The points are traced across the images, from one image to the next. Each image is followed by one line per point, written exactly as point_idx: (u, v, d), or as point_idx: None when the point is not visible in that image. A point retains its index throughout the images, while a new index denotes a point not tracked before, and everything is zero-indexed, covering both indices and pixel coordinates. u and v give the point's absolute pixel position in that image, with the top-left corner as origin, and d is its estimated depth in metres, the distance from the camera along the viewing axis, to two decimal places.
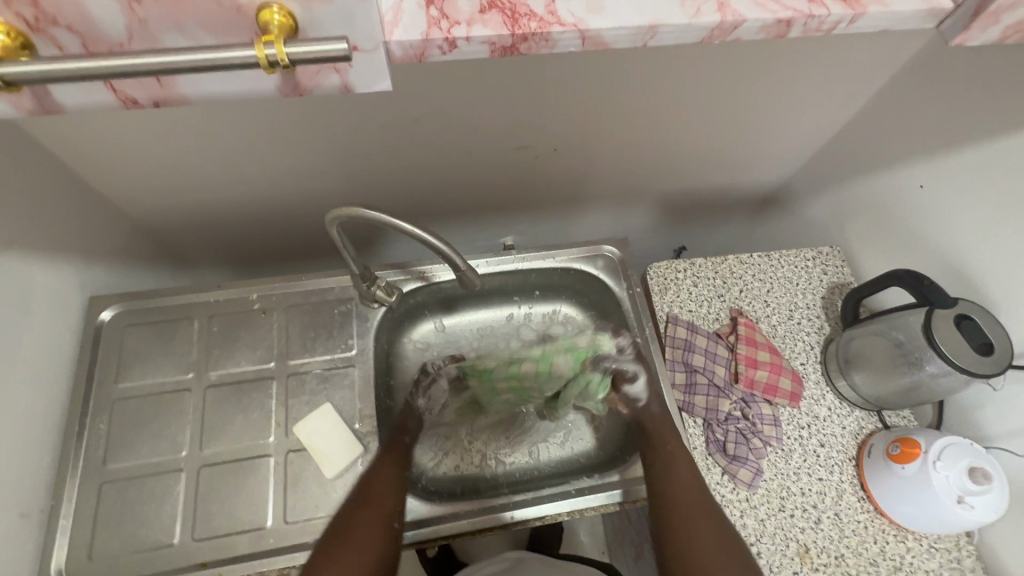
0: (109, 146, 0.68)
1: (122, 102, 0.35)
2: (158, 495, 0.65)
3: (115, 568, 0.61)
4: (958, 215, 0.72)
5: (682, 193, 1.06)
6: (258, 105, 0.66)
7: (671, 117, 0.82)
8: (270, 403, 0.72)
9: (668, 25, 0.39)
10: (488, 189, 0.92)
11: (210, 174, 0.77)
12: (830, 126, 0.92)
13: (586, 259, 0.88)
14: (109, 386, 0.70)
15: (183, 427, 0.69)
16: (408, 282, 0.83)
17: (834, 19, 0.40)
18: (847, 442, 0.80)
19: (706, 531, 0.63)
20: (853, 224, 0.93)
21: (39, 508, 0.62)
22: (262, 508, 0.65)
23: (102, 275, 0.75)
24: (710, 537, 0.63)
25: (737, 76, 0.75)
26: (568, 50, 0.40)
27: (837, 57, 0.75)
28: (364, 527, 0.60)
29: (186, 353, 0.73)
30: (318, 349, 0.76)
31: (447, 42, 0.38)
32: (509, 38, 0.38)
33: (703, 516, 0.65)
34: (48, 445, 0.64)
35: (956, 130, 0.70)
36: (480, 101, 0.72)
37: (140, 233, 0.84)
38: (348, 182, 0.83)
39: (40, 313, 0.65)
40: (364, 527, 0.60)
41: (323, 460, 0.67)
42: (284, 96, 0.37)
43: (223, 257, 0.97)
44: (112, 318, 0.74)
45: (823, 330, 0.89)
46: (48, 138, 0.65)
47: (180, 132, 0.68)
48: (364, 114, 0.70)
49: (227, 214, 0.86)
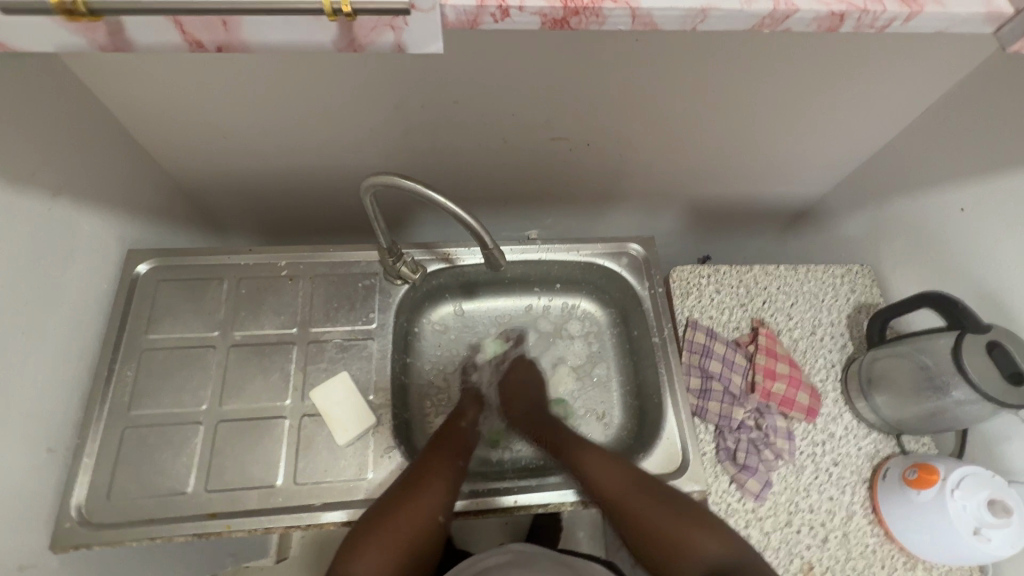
0: (158, 105, 0.71)
1: (188, 45, 0.35)
2: (177, 444, 0.67)
3: (129, 508, 0.63)
4: (999, 240, 0.70)
5: (713, 200, 1.05)
6: (303, 77, 0.68)
7: (708, 119, 0.81)
8: (290, 366, 0.73)
9: (719, 10, 0.37)
10: (519, 178, 0.93)
11: (252, 142, 0.79)
12: (871, 142, 0.90)
13: (610, 255, 0.88)
14: (140, 336, 0.73)
15: (206, 382, 0.71)
16: (432, 262, 0.84)
17: (889, 16, 0.38)
18: (861, 463, 0.79)
19: (663, 523, 0.66)
20: (888, 243, 0.91)
21: (65, 445, 0.65)
22: (273, 467, 0.67)
23: (140, 229, 0.78)
24: (667, 521, 0.66)
25: (779, 81, 0.74)
26: (617, 28, 0.38)
27: (884, 69, 0.74)
28: (408, 517, 0.64)
29: (213, 311, 0.76)
30: (340, 319, 0.77)
31: (501, 9, 0.36)
32: (561, 10, 0.36)
33: (646, 502, 0.67)
34: (78, 386, 0.67)
35: (1005, 152, 0.68)
36: (518, 88, 0.72)
37: (180, 194, 0.87)
38: (383, 160, 0.85)
39: (82, 259, 0.67)
40: (406, 520, 0.64)
41: (337, 426, 0.69)
42: (339, 51, 0.36)
43: (257, 225, 0.99)
44: (147, 271, 0.77)
45: (846, 349, 0.87)
46: (104, 92, 0.67)
47: (229, 97, 0.70)
48: (405, 93, 0.72)
49: (264, 183, 0.88)
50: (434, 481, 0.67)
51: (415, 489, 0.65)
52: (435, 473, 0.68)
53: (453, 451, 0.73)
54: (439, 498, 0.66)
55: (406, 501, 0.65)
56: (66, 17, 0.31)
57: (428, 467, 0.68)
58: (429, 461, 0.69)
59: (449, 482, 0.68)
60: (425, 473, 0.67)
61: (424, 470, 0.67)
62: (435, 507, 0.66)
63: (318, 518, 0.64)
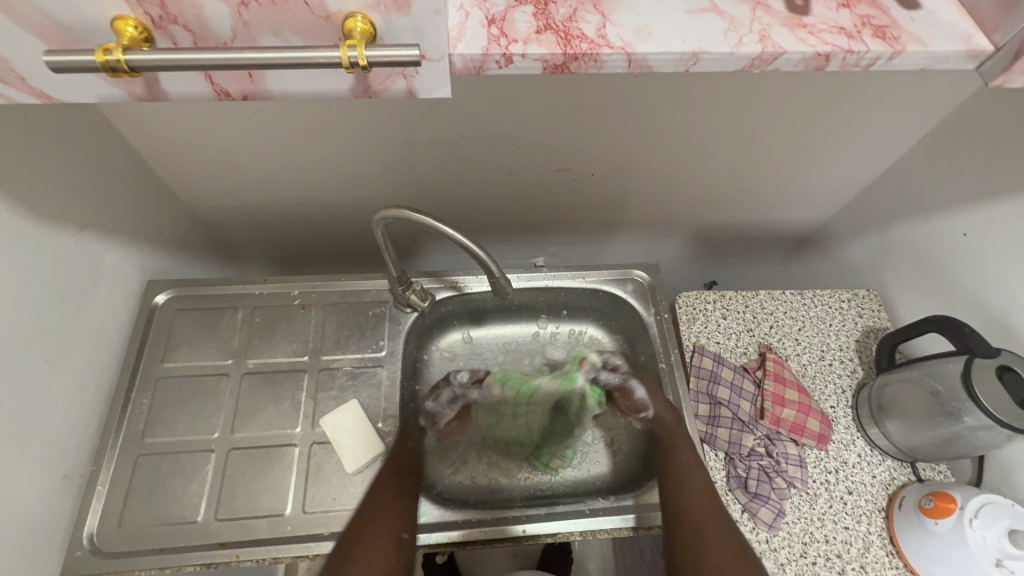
0: (180, 146, 0.74)
1: (216, 94, 0.38)
2: (189, 472, 0.68)
3: (141, 537, 0.64)
4: (1004, 264, 0.70)
5: (718, 226, 1.06)
6: (318, 118, 0.72)
7: (708, 149, 0.83)
8: (301, 395, 0.74)
9: (710, 53, 0.39)
10: (525, 209, 0.95)
11: (268, 178, 0.82)
12: (870, 169, 0.92)
13: (615, 281, 0.90)
14: (157, 364, 0.75)
15: (218, 410, 0.72)
16: (440, 290, 0.86)
17: (873, 56, 0.40)
18: (876, 492, 0.77)
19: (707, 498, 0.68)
20: (893, 268, 0.91)
21: (80, 473, 0.66)
22: (282, 495, 0.67)
23: (159, 261, 0.81)
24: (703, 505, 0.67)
25: (776, 112, 0.77)
26: (614, 72, 0.41)
27: (878, 99, 0.76)
28: (368, 554, 0.58)
29: (228, 340, 0.77)
30: (350, 346, 0.79)
31: (505, 57, 0.39)
32: (562, 57, 0.39)
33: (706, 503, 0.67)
34: (95, 413, 0.68)
35: (1002, 179, 0.69)
36: (523, 123, 0.75)
37: (198, 227, 0.90)
38: (393, 193, 0.88)
39: (104, 290, 0.70)
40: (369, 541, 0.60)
41: (346, 454, 0.69)
42: (355, 97, 0.39)
43: (272, 256, 1.02)
44: (165, 301, 0.79)
45: (856, 374, 0.86)
46: (130, 134, 0.71)
47: (247, 137, 0.74)
48: (414, 131, 0.75)
49: (279, 215, 0.91)
50: (386, 501, 0.64)
51: (367, 520, 0.61)
52: (387, 497, 0.65)
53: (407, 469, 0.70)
54: (394, 530, 0.62)
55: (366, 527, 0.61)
56: (109, 73, 0.34)
57: (377, 497, 0.64)
58: (377, 492, 0.65)
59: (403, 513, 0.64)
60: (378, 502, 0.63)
61: (378, 498, 0.64)
62: (392, 536, 0.61)
63: (326, 548, 0.64)
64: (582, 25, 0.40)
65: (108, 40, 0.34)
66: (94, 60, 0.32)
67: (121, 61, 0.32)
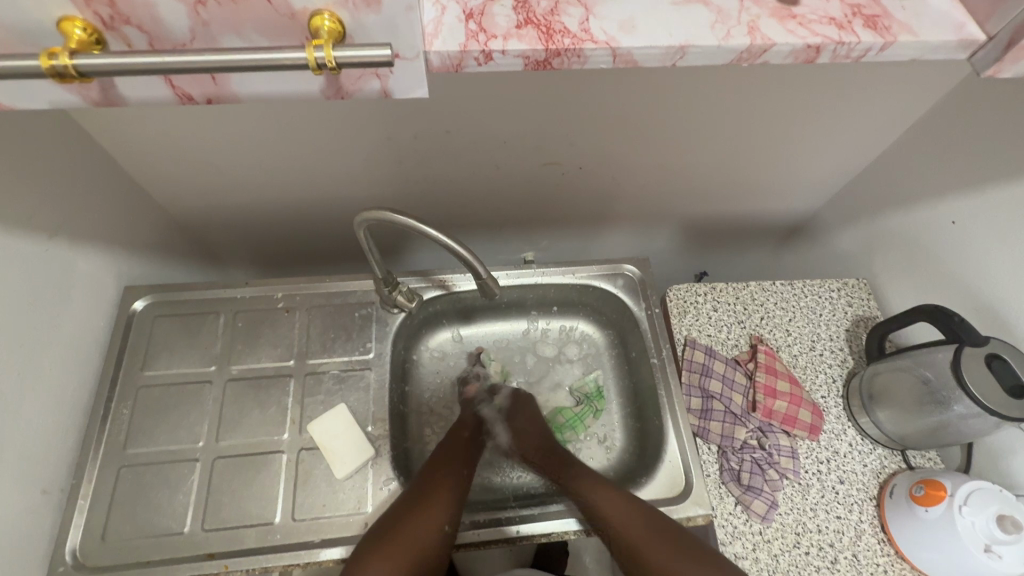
0: (154, 147, 0.72)
1: (178, 98, 0.36)
2: (173, 482, 0.66)
3: (126, 552, 0.62)
4: (992, 253, 0.70)
5: (707, 218, 1.05)
6: (296, 115, 0.69)
7: (696, 140, 0.82)
8: (287, 400, 0.73)
9: (697, 47, 0.38)
10: (512, 204, 0.93)
11: (249, 178, 0.80)
12: (859, 157, 0.91)
13: (606, 277, 0.89)
14: (137, 373, 0.72)
15: (202, 418, 0.71)
16: (428, 289, 0.84)
17: (864, 47, 0.39)
18: (868, 480, 0.78)
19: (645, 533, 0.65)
20: (882, 257, 0.91)
21: (60, 487, 0.64)
22: (270, 503, 0.66)
23: (136, 267, 0.78)
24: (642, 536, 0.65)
25: (764, 101, 0.75)
26: (599, 67, 0.39)
27: (866, 87, 0.75)
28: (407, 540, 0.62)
29: (211, 346, 0.75)
30: (337, 349, 0.77)
31: (484, 54, 0.37)
32: (543, 53, 0.37)
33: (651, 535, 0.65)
34: (74, 425, 0.67)
35: (991, 168, 0.69)
36: (507, 117, 0.74)
37: (176, 230, 0.88)
38: (376, 191, 0.86)
39: (80, 299, 0.68)
40: (414, 527, 0.63)
41: (335, 460, 0.68)
42: (327, 98, 0.37)
43: (255, 257, 1.00)
44: (144, 308, 0.77)
45: (847, 364, 0.87)
46: (99, 136, 0.69)
47: (221, 137, 0.72)
48: (396, 127, 0.73)
49: (261, 216, 0.89)
50: (437, 502, 0.66)
51: (415, 513, 0.64)
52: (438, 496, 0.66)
53: (461, 460, 0.73)
54: (439, 518, 0.65)
55: (411, 515, 0.64)
56: (58, 79, 0.32)
57: (431, 492, 0.66)
58: (435, 484, 0.67)
59: (451, 507, 0.66)
60: (427, 496, 0.65)
61: (427, 498, 0.66)
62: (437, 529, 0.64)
63: (316, 555, 0.63)
64: (564, 19, 0.39)
65: (58, 43, 0.32)
66: (39, 65, 0.30)
67: (71, 66, 0.30)
